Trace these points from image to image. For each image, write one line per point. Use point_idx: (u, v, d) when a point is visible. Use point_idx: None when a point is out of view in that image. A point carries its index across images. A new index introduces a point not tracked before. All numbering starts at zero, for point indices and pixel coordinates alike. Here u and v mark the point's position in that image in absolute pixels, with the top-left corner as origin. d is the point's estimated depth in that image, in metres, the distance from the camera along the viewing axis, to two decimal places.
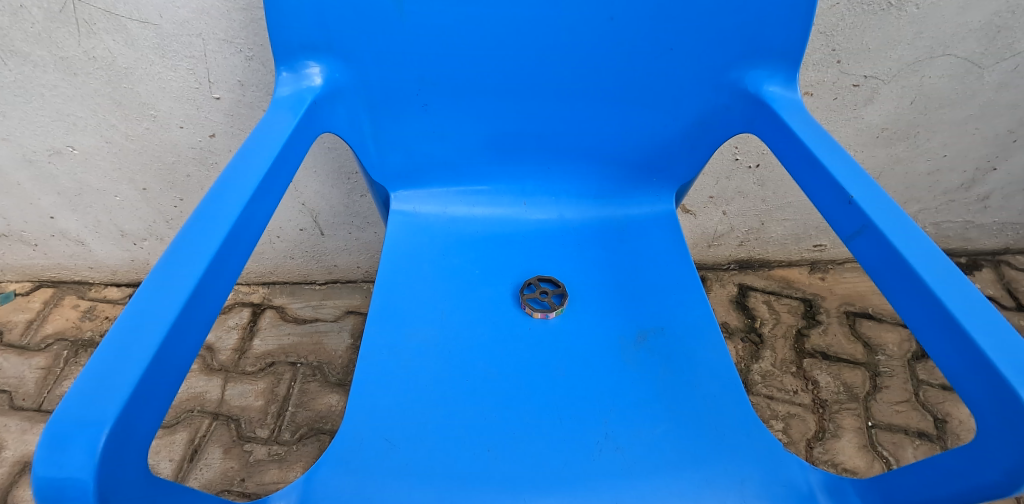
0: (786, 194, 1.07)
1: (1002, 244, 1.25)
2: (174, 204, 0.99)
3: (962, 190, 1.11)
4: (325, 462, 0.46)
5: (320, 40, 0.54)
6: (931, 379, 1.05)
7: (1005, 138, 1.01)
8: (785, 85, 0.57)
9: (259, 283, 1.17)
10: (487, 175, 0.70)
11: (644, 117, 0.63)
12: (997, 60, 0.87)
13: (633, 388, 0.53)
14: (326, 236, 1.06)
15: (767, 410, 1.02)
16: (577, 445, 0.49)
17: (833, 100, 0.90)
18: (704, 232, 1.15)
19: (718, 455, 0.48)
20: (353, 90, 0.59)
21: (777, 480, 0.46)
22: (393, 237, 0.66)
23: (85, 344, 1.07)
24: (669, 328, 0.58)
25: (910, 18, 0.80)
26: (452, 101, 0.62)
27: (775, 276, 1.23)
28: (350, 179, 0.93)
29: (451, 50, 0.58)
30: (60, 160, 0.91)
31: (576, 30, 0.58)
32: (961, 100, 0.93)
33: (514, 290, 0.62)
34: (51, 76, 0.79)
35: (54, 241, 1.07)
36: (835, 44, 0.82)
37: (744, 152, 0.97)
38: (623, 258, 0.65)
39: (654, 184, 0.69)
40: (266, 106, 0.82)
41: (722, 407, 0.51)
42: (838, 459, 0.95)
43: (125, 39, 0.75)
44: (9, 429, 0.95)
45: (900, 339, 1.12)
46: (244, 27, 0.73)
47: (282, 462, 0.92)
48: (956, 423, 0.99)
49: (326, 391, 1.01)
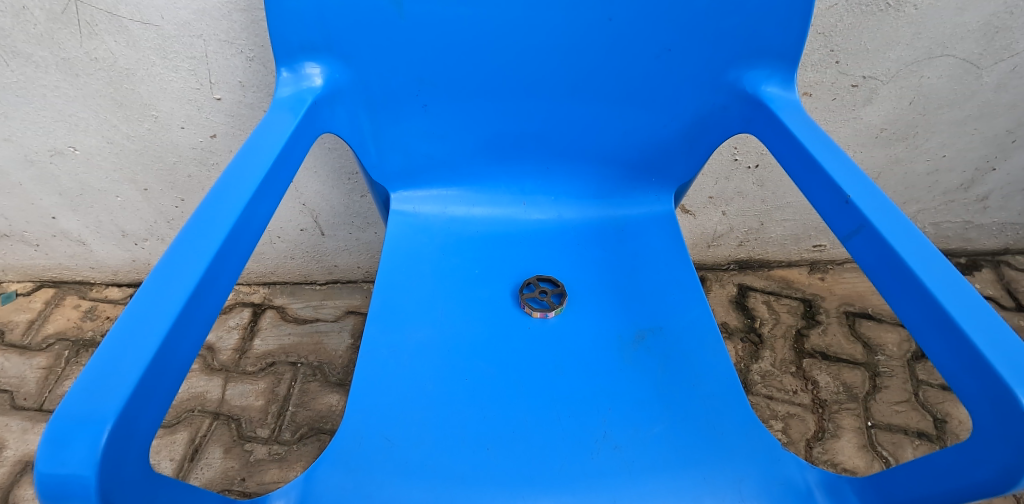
0: (785, 194, 1.08)
1: (1002, 244, 1.25)
2: (175, 204, 1.00)
3: (961, 190, 1.11)
4: (325, 460, 0.47)
5: (320, 40, 0.54)
6: (931, 379, 1.05)
7: (1005, 138, 1.01)
8: (783, 85, 0.57)
9: (259, 283, 1.18)
10: (486, 175, 0.70)
11: (643, 118, 0.64)
12: (996, 60, 0.87)
13: (631, 387, 0.53)
14: (326, 236, 1.07)
15: (767, 410, 1.02)
16: (576, 443, 0.49)
17: (832, 101, 0.91)
18: (703, 232, 1.16)
19: (717, 453, 0.48)
20: (353, 90, 0.59)
21: (774, 479, 0.46)
22: (393, 237, 0.66)
23: (86, 344, 1.07)
24: (668, 327, 0.58)
25: (908, 18, 0.80)
26: (451, 101, 0.63)
27: (774, 277, 1.24)
28: (350, 180, 0.94)
29: (451, 50, 0.59)
30: (62, 161, 0.92)
31: (575, 30, 0.58)
32: (960, 100, 0.93)
33: (514, 290, 0.63)
34: (53, 77, 0.80)
35: (55, 241, 1.07)
36: (834, 44, 0.83)
37: (743, 153, 0.97)
38: (622, 257, 0.66)
39: (654, 184, 0.70)
40: (266, 106, 0.82)
41: (720, 406, 0.51)
42: (837, 459, 0.95)
43: (126, 40, 0.75)
44: (10, 429, 0.96)
45: (900, 340, 1.12)
46: (245, 28, 0.73)
47: (283, 461, 0.92)
48: (955, 424, 0.99)
49: (326, 391, 1.02)
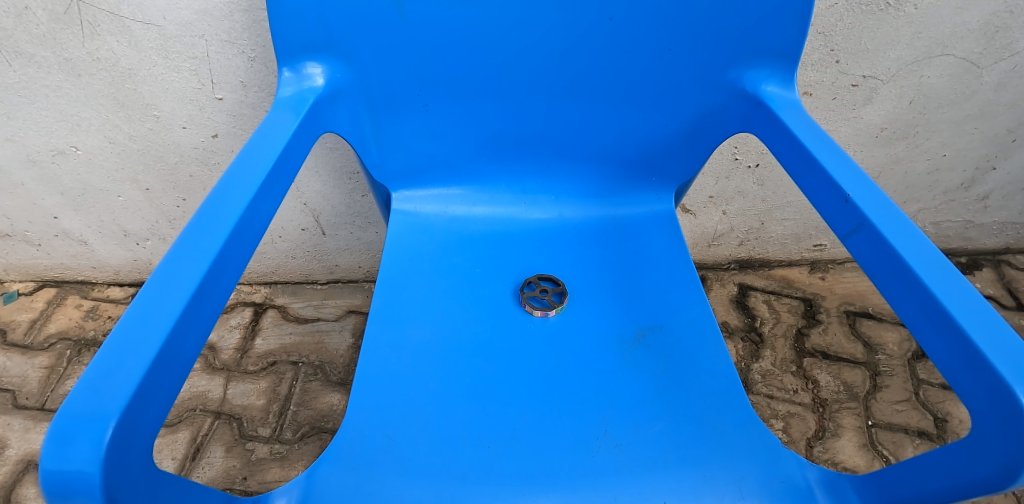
0: (785, 193, 1.08)
1: (1002, 244, 1.25)
2: (176, 204, 1.00)
3: (962, 189, 1.11)
4: (326, 459, 0.47)
5: (321, 40, 0.55)
6: (931, 378, 1.06)
7: (1005, 137, 1.01)
8: (783, 85, 0.57)
9: (261, 283, 1.18)
10: (487, 175, 0.70)
11: (643, 117, 0.64)
12: (996, 59, 0.88)
13: (631, 386, 0.53)
14: (327, 236, 1.07)
15: (767, 409, 1.02)
16: (577, 441, 0.50)
17: (832, 100, 0.91)
18: (704, 231, 1.16)
19: (717, 452, 0.48)
20: (354, 90, 0.59)
21: (775, 477, 0.46)
22: (394, 236, 0.66)
23: (88, 344, 1.08)
24: (668, 326, 0.58)
25: (908, 18, 0.81)
26: (452, 101, 0.63)
27: (775, 276, 1.24)
28: (351, 179, 0.94)
29: (452, 50, 0.59)
30: (64, 160, 0.92)
31: (575, 30, 0.58)
32: (960, 100, 0.93)
33: (514, 289, 0.63)
34: (55, 77, 0.80)
35: (57, 241, 1.08)
36: (834, 44, 0.83)
37: (743, 152, 0.97)
38: (623, 256, 0.66)
39: (654, 183, 0.70)
40: (268, 106, 0.82)
41: (721, 404, 0.51)
42: (838, 459, 0.95)
43: (128, 40, 0.76)
44: (12, 428, 0.96)
45: (900, 339, 1.12)
46: (246, 28, 0.74)
47: (284, 460, 0.92)
48: (955, 423, 0.99)
49: (327, 390, 1.02)
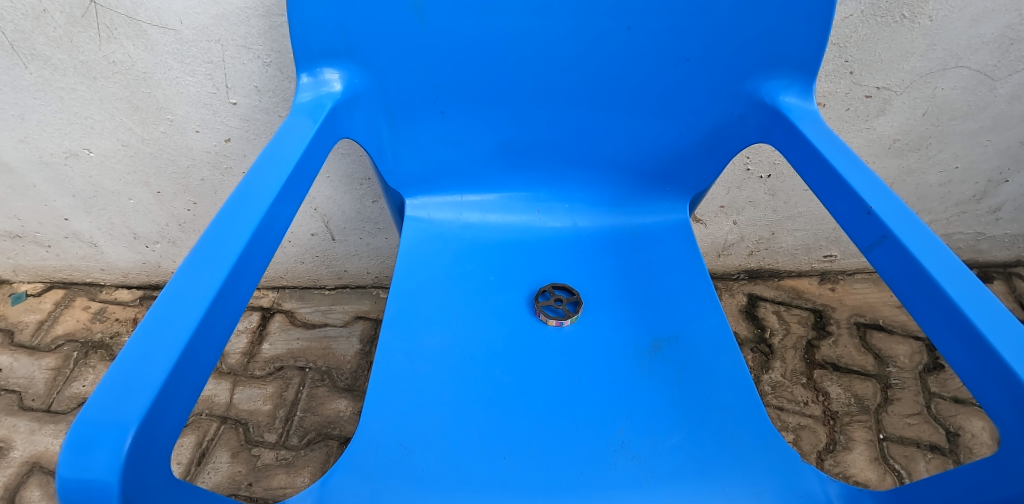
0: (797, 204, 1.07)
1: (1013, 256, 1.24)
2: (187, 207, 1.00)
3: (973, 201, 1.10)
4: (339, 468, 0.46)
5: (340, 47, 0.55)
6: (944, 391, 1.04)
7: (1017, 149, 1.00)
8: (801, 95, 0.57)
9: (270, 287, 1.18)
10: (501, 182, 0.70)
11: (657, 127, 0.64)
12: (1010, 72, 0.87)
13: (646, 397, 0.53)
14: (337, 240, 1.07)
15: (778, 421, 1.01)
16: (592, 452, 0.49)
17: (846, 111, 0.90)
18: (714, 241, 1.15)
19: (733, 465, 0.48)
20: (371, 96, 0.59)
21: (794, 491, 0.45)
22: (409, 243, 0.66)
23: (95, 346, 1.07)
24: (683, 337, 0.57)
25: (923, 30, 0.80)
26: (467, 109, 0.63)
27: (784, 287, 1.23)
28: (362, 185, 0.94)
29: (468, 56, 0.59)
30: (76, 162, 0.92)
31: (590, 40, 0.58)
32: (974, 112, 0.93)
33: (528, 297, 0.62)
34: (70, 80, 0.80)
35: (67, 243, 1.08)
36: (848, 55, 0.83)
37: (755, 162, 0.97)
38: (637, 265, 0.66)
39: (668, 193, 0.69)
40: (281, 112, 0.82)
41: (738, 417, 0.51)
42: (849, 472, 0.94)
43: (144, 44, 0.76)
44: (18, 430, 0.95)
45: (911, 351, 1.11)
46: (262, 33, 0.74)
47: (290, 467, 0.91)
48: (968, 437, 0.98)
49: (334, 396, 1.01)
